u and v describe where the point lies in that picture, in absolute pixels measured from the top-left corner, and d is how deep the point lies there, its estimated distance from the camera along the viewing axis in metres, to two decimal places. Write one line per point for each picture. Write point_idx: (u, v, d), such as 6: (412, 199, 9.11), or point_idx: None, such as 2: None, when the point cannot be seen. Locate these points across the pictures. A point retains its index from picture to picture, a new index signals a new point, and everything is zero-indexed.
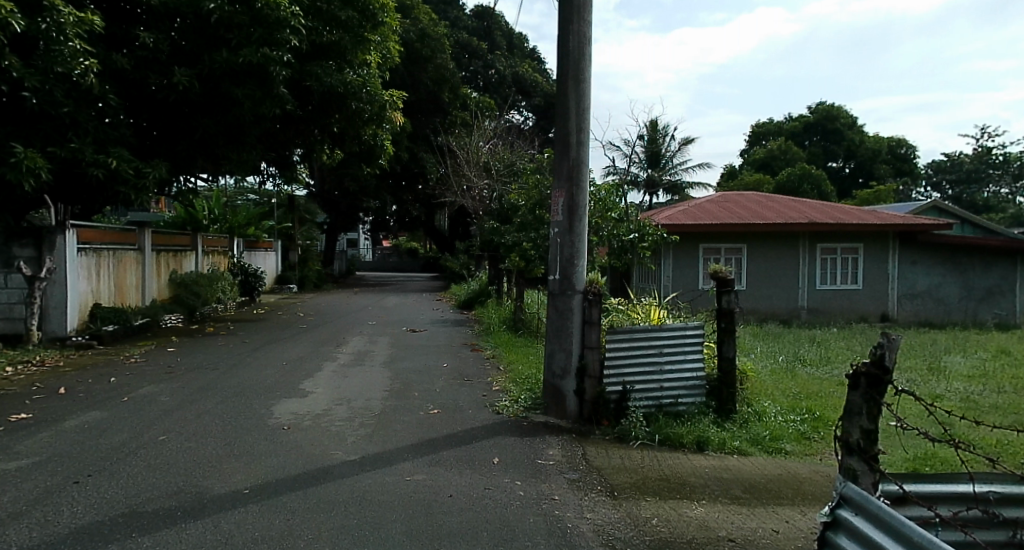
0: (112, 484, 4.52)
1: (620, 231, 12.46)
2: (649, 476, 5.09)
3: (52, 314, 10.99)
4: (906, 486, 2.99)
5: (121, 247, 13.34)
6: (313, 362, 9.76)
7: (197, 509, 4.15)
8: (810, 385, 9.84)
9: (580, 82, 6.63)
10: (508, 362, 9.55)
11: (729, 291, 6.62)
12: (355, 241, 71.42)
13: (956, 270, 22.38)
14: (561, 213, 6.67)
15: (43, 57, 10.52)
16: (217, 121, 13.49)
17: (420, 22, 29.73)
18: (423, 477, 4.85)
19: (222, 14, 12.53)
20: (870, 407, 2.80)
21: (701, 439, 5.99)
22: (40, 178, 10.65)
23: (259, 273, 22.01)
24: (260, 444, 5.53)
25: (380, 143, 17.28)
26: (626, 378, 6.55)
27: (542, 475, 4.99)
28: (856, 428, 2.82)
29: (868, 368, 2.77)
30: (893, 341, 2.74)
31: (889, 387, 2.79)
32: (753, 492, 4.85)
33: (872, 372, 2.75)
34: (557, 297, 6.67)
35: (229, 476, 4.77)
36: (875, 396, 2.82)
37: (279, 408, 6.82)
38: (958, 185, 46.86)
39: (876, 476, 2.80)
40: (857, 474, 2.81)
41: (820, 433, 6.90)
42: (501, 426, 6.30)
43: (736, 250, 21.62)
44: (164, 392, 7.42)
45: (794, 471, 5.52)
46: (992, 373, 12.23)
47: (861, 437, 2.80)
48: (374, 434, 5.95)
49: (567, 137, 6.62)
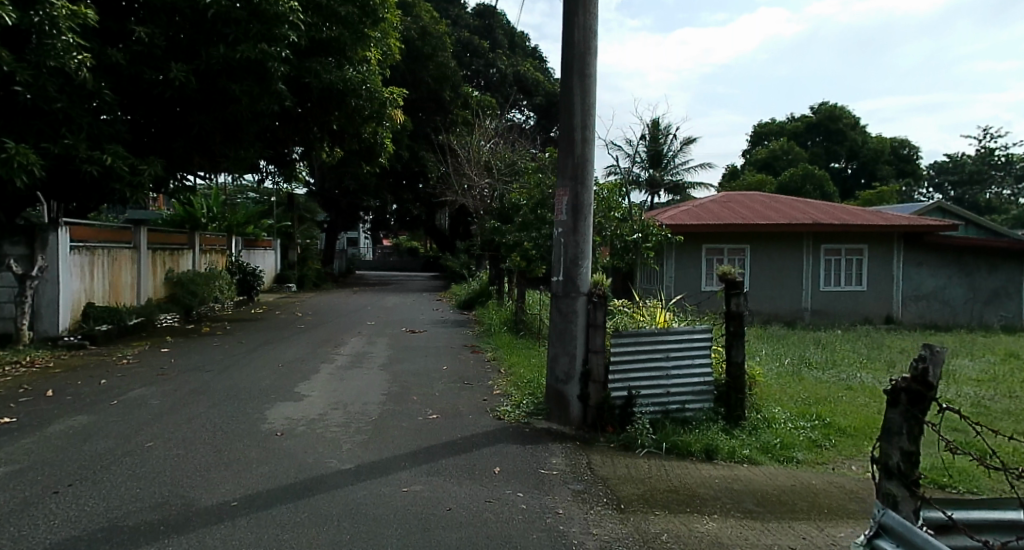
0: (93, 495, 4.32)
1: (624, 231, 12.27)
2: (657, 487, 4.88)
3: (43, 314, 10.78)
4: (952, 513, 2.84)
5: (116, 245, 13.14)
6: (310, 364, 9.55)
7: (181, 523, 3.93)
8: (819, 389, 9.64)
9: (586, 77, 6.40)
10: (509, 364, 9.35)
11: (739, 294, 6.40)
12: (355, 240, 71.17)
13: (961, 271, 22.15)
14: (565, 212, 6.45)
15: (35, 51, 10.31)
16: (214, 118, 13.29)
17: (421, 19, 29.52)
18: (420, 488, 4.63)
19: (219, 9, 12.31)
20: (910, 427, 2.73)
21: (710, 447, 5.77)
22: (32, 175, 10.41)
23: (258, 272, 21.79)
24: (251, 452, 5.32)
25: (380, 141, 17.07)
26: (632, 383, 6.32)
27: (546, 485, 4.78)
28: (896, 449, 2.75)
29: (909, 382, 2.70)
30: (936, 355, 2.70)
31: (932, 405, 2.72)
32: (766, 505, 4.64)
33: (914, 387, 2.71)
34: (561, 300, 6.47)
35: (218, 485, 4.56)
36: (916, 415, 2.74)
37: (273, 412, 6.61)
38: (960, 186, 46.54)
39: (918, 503, 2.71)
40: (898, 501, 2.71)
41: (833, 441, 6.69)
42: (502, 433, 6.09)
43: (739, 251, 21.40)
44: (155, 395, 7.20)
45: (807, 482, 5.31)
46: (1002, 377, 12.01)
47: (901, 460, 2.71)
48: (371, 441, 5.74)
49: (573, 135, 6.41)
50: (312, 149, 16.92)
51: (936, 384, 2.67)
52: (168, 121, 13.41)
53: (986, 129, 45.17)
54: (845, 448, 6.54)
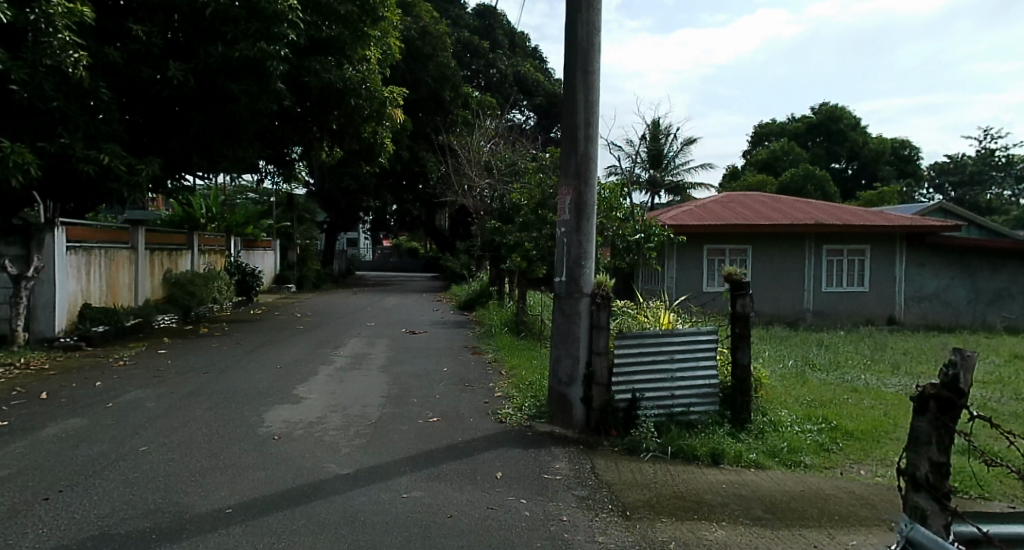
0: (83, 502, 4.21)
1: (626, 231, 12.16)
2: (664, 493, 4.76)
3: (39, 314, 10.65)
4: (984, 528, 2.75)
5: (113, 245, 13.02)
6: (309, 366, 9.42)
7: (174, 531, 3.82)
8: (824, 391, 9.53)
9: (589, 74, 6.29)
10: (510, 366, 9.22)
11: (744, 295, 6.30)
12: (355, 241, 70.91)
13: (964, 272, 22.03)
14: (567, 211, 6.34)
15: (32, 49, 10.20)
16: (213, 117, 13.16)
17: (421, 19, 29.41)
18: (421, 494, 4.51)
19: (217, 7, 12.20)
20: (940, 437, 2.64)
21: (716, 452, 5.66)
22: (29, 174, 10.29)
23: (257, 273, 21.67)
24: (248, 456, 5.20)
25: (380, 141, 16.95)
26: (636, 385, 6.22)
27: (549, 491, 4.66)
28: (924, 461, 2.65)
29: (939, 390, 2.60)
30: (967, 359, 2.58)
31: (964, 414, 2.61)
32: (776, 512, 4.51)
33: (944, 395, 2.60)
34: (564, 301, 6.35)
35: (213, 491, 4.45)
36: (947, 425, 2.64)
37: (270, 415, 6.49)
38: (961, 186, 46.31)
39: (948, 518, 2.60)
40: (927, 515, 2.61)
41: (840, 445, 6.58)
42: (504, 437, 5.97)
43: (741, 251, 21.29)
44: (150, 398, 7.07)
45: (816, 487, 5.19)
46: (1008, 379, 11.89)
47: (931, 471, 2.63)
48: (370, 444, 5.62)
49: (576, 133, 6.29)
50: (311, 148, 16.80)
51: (967, 390, 2.58)
52: (166, 119, 13.25)
53: (987, 130, 45.09)
54: (853, 452, 6.44)
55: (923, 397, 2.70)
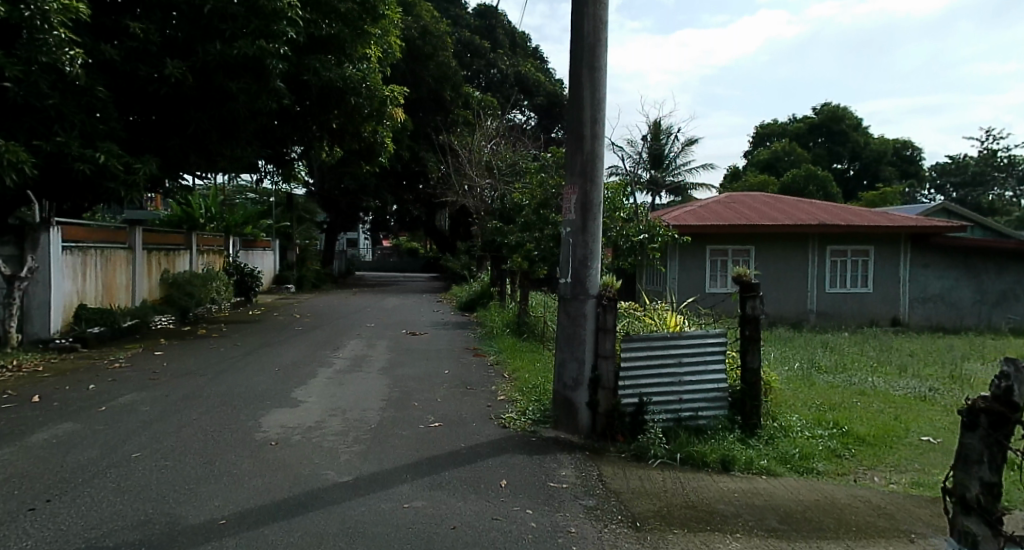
0: (72, 512, 4.04)
1: (630, 231, 11.99)
2: (674, 502, 4.58)
3: (34, 316, 10.50)
4: None
5: (109, 245, 12.86)
6: (308, 368, 9.25)
7: (165, 544, 3.66)
8: (832, 394, 9.36)
9: (595, 71, 6.12)
10: (513, 369, 9.05)
11: (755, 297, 6.15)
12: (355, 241, 70.78)
13: (969, 273, 21.87)
14: (573, 211, 6.18)
15: (26, 46, 10.03)
16: (211, 116, 12.97)
17: (422, 18, 29.21)
18: (422, 504, 4.34)
19: (215, 4, 12.04)
20: (993, 455, 2.53)
21: (727, 458, 5.49)
22: (23, 172, 10.11)
23: (256, 274, 21.48)
24: (244, 463, 5.03)
25: (380, 140, 16.76)
26: (643, 389, 6.06)
27: (555, 501, 4.49)
28: (974, 481, 2.57)
29: (991, 404, 2.48)
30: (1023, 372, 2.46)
31: (1016, 432, 2.50)
32: (791, 523, 4.34)
33: (995, 408, 2.49)
34: (569, 303, 6.18)
35: (207, 501, 4.27)
36: (1000, 442, 2.52)
37: (267, 420, 6.32)
38: (963, 187, 45.96)
39: (1001, 541, 2.53)
40: (979, 540, 2.55)
41: (853, 451, 6.40)
42: (508, 443, 5.80)
43: (744, 252, 21.10)
44: (144, 402, 6.89)
45: (832, 496, 5.02)
46: None
47: (982, 493, 2.55)
48: (370, 451, 5.45)
49: (582, 130, 6.13)
50: (311, 148, 16.62)
51: (1020, 404, 2.47)
52: (163, 118, 13.05)
53: (989, 130, 44.94)
54: (866, 458, 6.27)
55: (975, 410, 2.51)
